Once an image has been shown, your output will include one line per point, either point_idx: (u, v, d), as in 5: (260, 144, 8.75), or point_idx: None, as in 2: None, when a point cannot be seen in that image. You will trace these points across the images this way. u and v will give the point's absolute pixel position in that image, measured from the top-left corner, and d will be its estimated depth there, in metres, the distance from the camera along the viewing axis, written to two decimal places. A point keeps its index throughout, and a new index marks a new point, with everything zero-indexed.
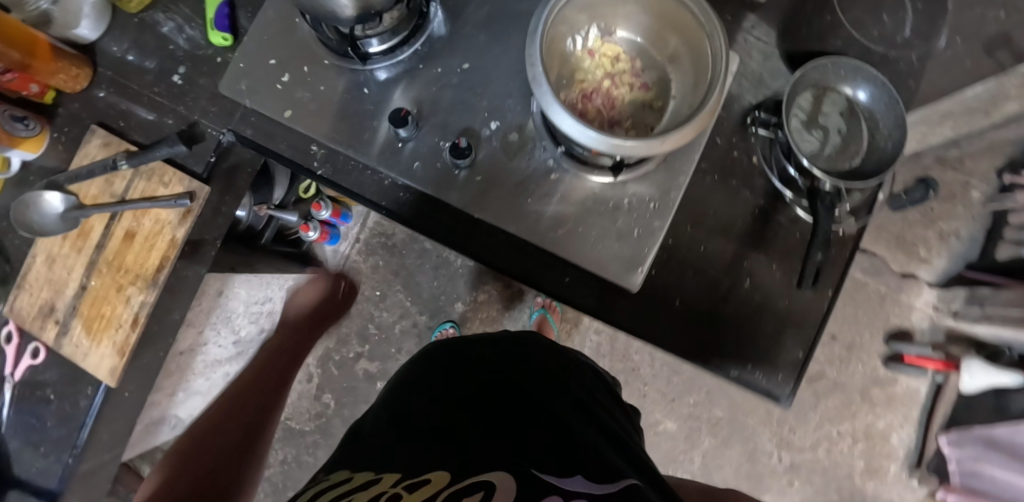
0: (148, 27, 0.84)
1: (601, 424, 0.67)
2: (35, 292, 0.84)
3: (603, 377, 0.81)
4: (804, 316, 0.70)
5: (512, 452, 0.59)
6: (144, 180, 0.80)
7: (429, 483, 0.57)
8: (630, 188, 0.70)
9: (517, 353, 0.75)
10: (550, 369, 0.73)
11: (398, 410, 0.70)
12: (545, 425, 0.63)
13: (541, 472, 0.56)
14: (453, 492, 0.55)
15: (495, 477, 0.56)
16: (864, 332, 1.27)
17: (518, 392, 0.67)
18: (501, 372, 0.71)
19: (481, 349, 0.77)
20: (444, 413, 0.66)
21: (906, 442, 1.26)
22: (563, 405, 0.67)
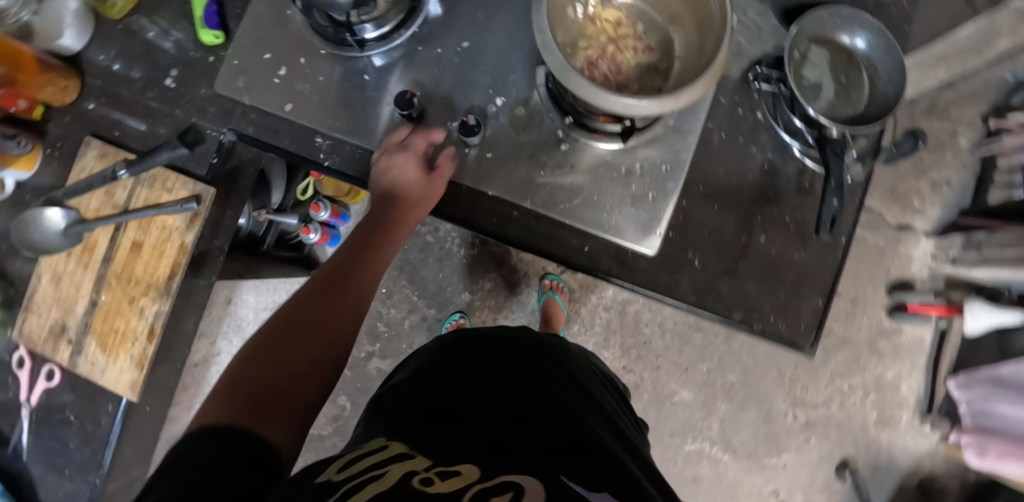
0: (134, 33, 0.82)
1: (634, 451, 0.58)
2: (43, 313, 0.82)
3: (623, 403, 0.73)
4: (821, 263, 0.71)
5: (543, 459, 0.49)
6: (146, 188, 0.79)
7: (458, 475, 0.45)
8: (641, 152, 0.71)
9: (547, 358, 0.67)
10: (579, 383, 0.65)
11: (412, 388, 0.59)
12: (579, 437, 0.54)
13: (572, 484, 0.47)
14: (484, 488, 0.44)
15: (522, 479, 0.45)
16: (867, 286, 1.27)
17: (551, 395, 0.59)
18: (534, 369, 0.62)
19: (511, 341, 0.67)
20: (469, 406, 0.56)
21: (916, 390, 1.26)
22: (595, 421, 0.58)
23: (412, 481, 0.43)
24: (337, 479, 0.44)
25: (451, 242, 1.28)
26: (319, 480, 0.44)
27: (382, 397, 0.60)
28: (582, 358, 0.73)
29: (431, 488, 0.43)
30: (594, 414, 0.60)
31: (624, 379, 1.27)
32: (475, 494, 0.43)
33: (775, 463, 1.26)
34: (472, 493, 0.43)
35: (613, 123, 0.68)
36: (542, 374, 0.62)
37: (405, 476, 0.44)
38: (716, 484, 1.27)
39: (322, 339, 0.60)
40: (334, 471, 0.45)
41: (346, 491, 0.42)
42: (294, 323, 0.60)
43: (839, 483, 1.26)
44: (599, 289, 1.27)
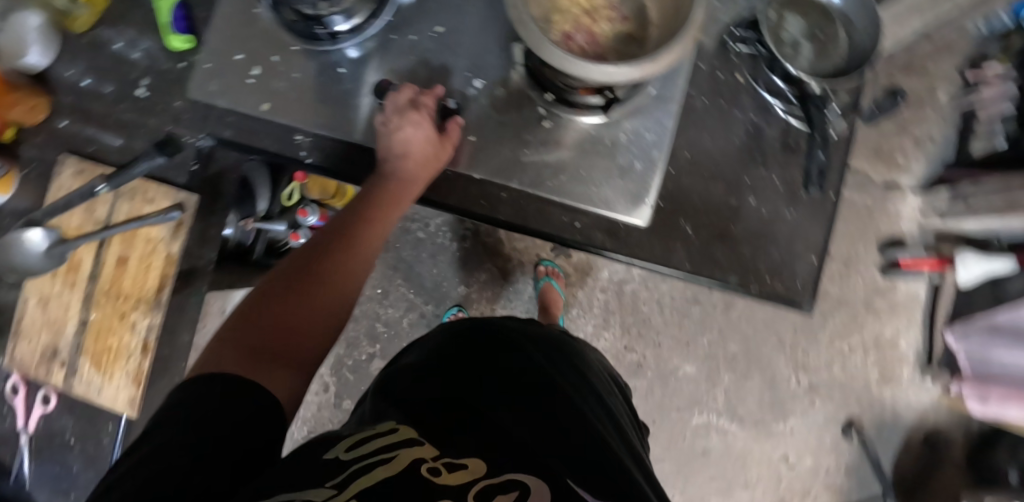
0: (100, 46, 0.81)
1: (637, 458, 0.56)
2: (33, 338, 0.81)
3: (624, 405, 0.71)
4: (812, 218, 0.73)
5: (550, 459, 0.48)
6: (127, 201, 0.78)
7: (465, 468, 0.43)
8: (625, 123, 0.70)
9: (557, 356, 0.65)
10: (586, 382, 0.63)
11: (421, 378, 0.57)
12: (586, 438, 0.52)
13: (576, 485, 0.45)
14: (490, 485, 0.41)
15: (528, 479, 0.43)
16: (858, 245, 1.26)
17: (559, 394, 0.57)
18: (543, 367, 0.61)
19: (524, 335, 0.66)
20: (477, 401, 0.54)
21: (915, 345, 1.26)
22: (601, 424, 0.56)
23: (420, 469, 0.41)
24: (346, 458, 0.42)
25: (443, 236, 1.27)
26: (327, 456, 0.42)
27: (388, 384, 0.58)
28: (586, 355, 0.71)
29: (439, 478, 0.41)
30: (600, 415, 0.58)
31: (627, 358, 1.27)
32: (482, 490, 0.41)
33: (782, 429, 1.26)
34: (479, 488, 0.41)
35: (594, 96, 0.66)
36: (550, 372, 0.61)
37: (414, 462, 0.41)
38: (726, 455, 1.27)
39: (333, 284, 0.58)
40: (342, 449, 0.43)
41: (351, 474, 0.40)
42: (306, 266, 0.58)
43: (846, 443, 1.26)
44: (594, 271, 1.26)
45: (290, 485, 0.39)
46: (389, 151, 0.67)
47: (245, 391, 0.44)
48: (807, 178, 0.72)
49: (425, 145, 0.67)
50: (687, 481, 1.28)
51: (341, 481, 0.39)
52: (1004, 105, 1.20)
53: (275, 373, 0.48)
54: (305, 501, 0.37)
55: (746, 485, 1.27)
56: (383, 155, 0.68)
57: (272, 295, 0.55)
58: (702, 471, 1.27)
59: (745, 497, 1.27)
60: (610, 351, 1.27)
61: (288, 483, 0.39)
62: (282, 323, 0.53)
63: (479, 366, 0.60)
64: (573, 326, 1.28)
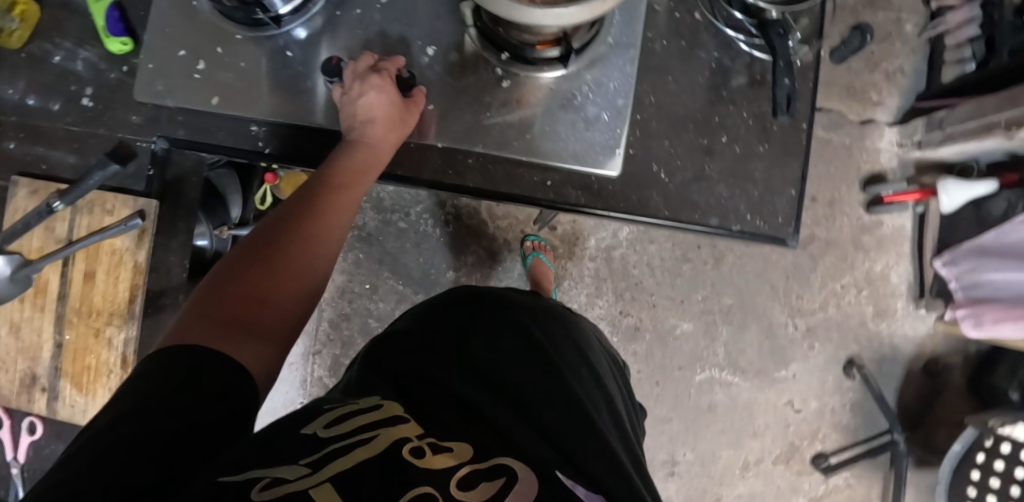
0: (40, 61, 0.78)
1: (629, 448, 0.52)
2: (9, 367, 0.78)
3: (620, 382, 0.66)
4: (789, 149, 0.72)
5: (538, 447, 0.44)
6: (86, 215, 0.76)
7: (449, 451, 0.40)
8: (587, 74, 0.69)
9: (554, 326, 0.61)
10: (583, 357, 0.59)
11: (411, 353, 0.54)
12: (577, 425, 0.48)
13: (563, 477, 0.41)
14: (475, 471, 0.39)
15: (516, 466, 0.40)
16: (841, 186, 1.27)
17: (554, 375, 0.53)
18: (539, 340, 0.57)
19: (523, 306, 0.62)
20: (468, 379, 0.50)
21: (906, 277, 1.26)
22: (595, 408, 0.52)
23: (402, 450, 0.38)
24: (325, 435, 0.40)
25: (425, 224, 1.25)
26: (305, 432, 0.40)
27: (375, 355, 0.55)
28: (583, 326, 0.67)
29: (421, 462, 0.38)
30: (595, 398, 0.54)
31: (623, 323, 1.25)
32: (465, 477, 0.38)
33: (785, 375, 1.26)
34: (463, 473, 0.38)
35: (553, 49, 0.66)
36: (546, 347, 0.57)
37: (396, 443, 0.39)
38: (733, 408, 1.26)
39: (303, 258, 0.58)
40: (321, 426, 0.41)
41: (326, 454, 0.37)
42: (277, 235, 0.58)
43: (850, 381, 1.25)
44: (581, 240, 1.25)
45: (263, 460, 0.37)
46: (354, 118, 0.65)
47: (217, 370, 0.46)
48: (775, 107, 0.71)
49: (390, 110, 0.65)
50: (698, 438, 1.26)
51: (316, 460, 0.37)
52: (969, 30, 1.15)
53: (245, 347, 0.50)
54: (274, 477, 0.35)
55: (755, 435, 1.26)
56: (349, 122, 0.66)
57: (241, 268, 0.55)
58: (711, 427, 1.26)
59: (756, 448, 1.26)
60: (606, 318, 1.25)
61: (259, 460, 0.37)
62: (253, 292, 0.54)
63: (474, 337, 0.56)
64: (566, 299, 1.26)
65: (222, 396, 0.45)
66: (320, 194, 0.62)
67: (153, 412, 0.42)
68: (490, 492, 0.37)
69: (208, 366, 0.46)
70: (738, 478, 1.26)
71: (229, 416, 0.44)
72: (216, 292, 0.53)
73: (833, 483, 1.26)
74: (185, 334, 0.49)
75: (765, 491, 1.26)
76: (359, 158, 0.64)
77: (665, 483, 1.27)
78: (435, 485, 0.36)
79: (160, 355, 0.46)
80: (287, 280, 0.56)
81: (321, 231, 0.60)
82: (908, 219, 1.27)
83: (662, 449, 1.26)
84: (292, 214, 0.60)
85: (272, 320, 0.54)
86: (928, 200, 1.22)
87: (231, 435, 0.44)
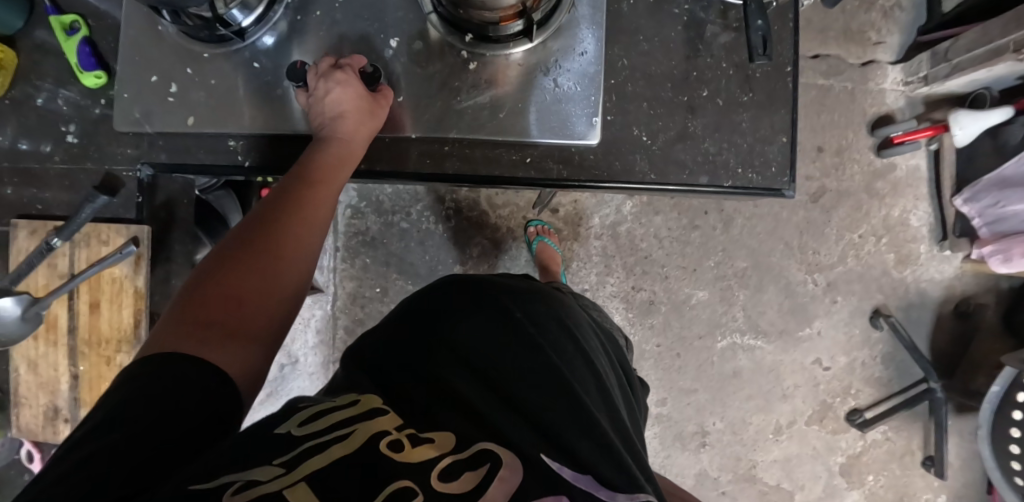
0: (22, 104, 0.78)
1: (620, 418, 0.51)
2: (32, 403, 0.80)
3: (611, 353, 0.64)
4: (774, 96, 0.71)
5: (520, 431, 0.44)
6: (84, 248, 0.77)
7: (430, 442, 0.40)
8: (552, 45, 0.69)
9: (538, 303, 0.59)
10: (569, 331, 0.57)
11: (393, 346, 0.53)
12: (561, 402, 0.47)
13: (548, 460, 0.42)
14: (458, 461, 0.39)
15: (501, 451, 0.41)
16: (848, 132, 1.22)
17: (536, 352, 0.52)
18: (522, 320, 0.55)
19: (506, 286, 0.60)
20: (448, 367, 0.50)
21: (926, 219, 1.21)
22: (581, 383, 0.51)
23: (379, 444, 0.38)
24: (299, 434, 0.40)
25: (427, 221, 1.25)
26: (278, 431, 0.40)
27: (359, 350, 0.55)
28: (571, 301, 0.65)
29: (400, 455, 0.38)
30: (582, 371, 0.53)
31: (638, 298, 1.23)
32: (447, 468, 0.38)
33: (809, 333, 1.22)
34: (445, 464, 0.38)
35: (517, 22, 0.65)
36: (527, 325, 0.55)
37: (374, 437, 0.39)
38: (758, 371, 1.23)
39: (282, 258, 0.59)
40: (295, 424, 0.41)
41: (300, 452, 0.37)
42: (256, 236, 0.59)
43: (878, 332, 1.21)
44: (584, 219, 1.23)
45: (234, 463, 0.37)
46: (324, 116, 0.65)
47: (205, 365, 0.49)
48: (753, 49, 0.69)
49: (358, 102, 0.65)
50: (727, 406, 1.24)
51: (290, 459, 0.37)
52: None
53: (227, 349, 0.51)
54: (250, 481, 0.35)
55: (784, 397, 1.23)
56: (319, 121, 0.66)
57: (220, 272, 0.56)
58: (738, 393, 1.24)
59: (787, 410, 1.23)
60: (619, 295, 1.24)
61: (230, 463, 0.37)
62: (232, 293, 0.55)
63: (453, 322, 0.55)
64: (577, 280, 1.25)
65: (205, 403, 0.47)
66: (297, 191, 0.63)
67: (135, 421, 0.43)
68: (474, 483, 0.37)
69: (190, 374, 0.47)
70: (772, 443, 1.24)
71: (212, 420, 0.47)
72: (198, 296, 0.54)
73: (872, 438, 1.22)
74: (168, 343, 0.50)
75: (801, 453, 1.24)
76: (332, 152, 0.65)
77: (697, 455, 1.25)
78: (415, 478, 0.36)
79: (141, 364, 0.48)
80: (268, 283, 0.58)
81: (300, 229, 0.62)
82: (922, 158, 1.21)
83: (690, 420, 1.25)
84: (268, 217, 0.61)
85: (255, 323, 0.55)
86: (940, 136, 1.16)
87: (210, 438, 0.46)
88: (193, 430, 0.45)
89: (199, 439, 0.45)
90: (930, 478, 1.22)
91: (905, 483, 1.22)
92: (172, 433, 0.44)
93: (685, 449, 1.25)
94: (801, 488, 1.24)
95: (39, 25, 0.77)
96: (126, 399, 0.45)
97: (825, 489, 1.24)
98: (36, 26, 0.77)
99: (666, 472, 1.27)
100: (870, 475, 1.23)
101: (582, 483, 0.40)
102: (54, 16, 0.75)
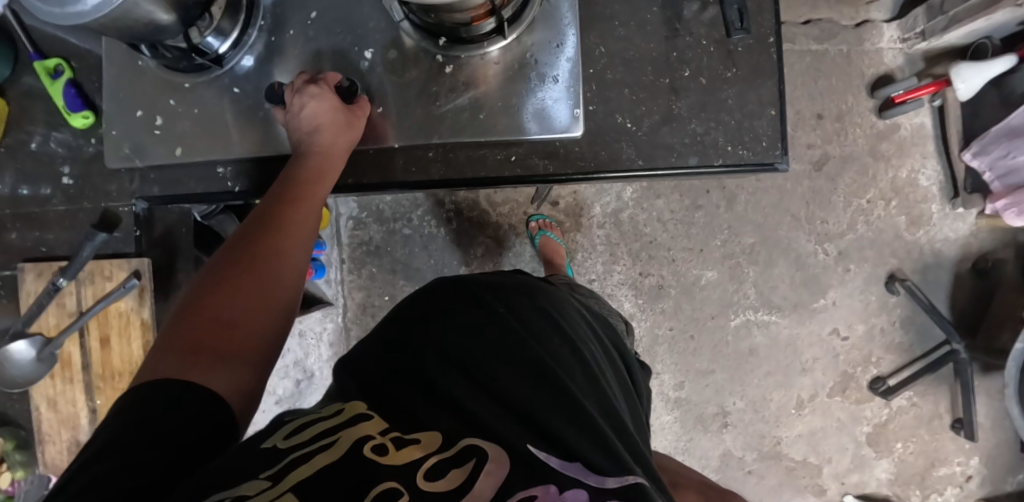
0: (18, 150, 0.80)
1: (607, 401, 0.54)
2: (55, 439, 0.81)
3: (599, 336, 0.67)
4: (758, 68, 0.69)
5: (508, 423, 0.47)
6: (89, 285, 0.78)
7: (416, 443, 0.44)
8: (527, 40, 0.68)
9: (521, 297, 0.62)
10: (553, 322, 0.60)
11: (381, 348, 0.56)
12: (547, 394, 0.50)
13: (536, 450, 0.45)
14: (442, 460, 0.43)
15: (487, 444, 0.44)
16: (848, 96, 1.18)
17: (521, 345, 0.54)
18: (505, 316, 0.58)
19: (489, 284, 0.63)
20: (435, 365, 0.52)
21: (935, 177, 1.18)
22: (567, 371, 0.54)
23: (362, 449, 0.42)
24: (284, 447, 0.43)
25: (428, 225, 1.25)
26: (265, 446, 0.44)
27: (352, 353, 0.57)
28: (556, 292, 0.68)
29: (385, 458, 0.42)
30: (568, 360, 0.56)
31: (646, 284, 1.22)
32: (433, 467, 0.42)
33: (824, 304, 1.20)
34: (430, 464, 0.42)
35: (488, 21, 0.65)
36: (511, 319, 0.58)
37: (358, 443, 0.43)
38: (775, 347, 1.22)
39: (269, 273, 0.62)
40: (281, 437, 0.45)
41: (286, 465, 0.41)
42: (241, 256, 0.62)
43: (895, 297, 1.19)
44: (585, 210, 1.23)
45: (230, 479, 0.41)
46: (301, 131, 0.67)
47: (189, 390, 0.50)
48: (730, 25, 0.69)
49: (335, 115, 0.66)
50: (745, 384, 1.23)
51: (277, 471, 0.41)
52: None
53: (216, 372, 0.53)
54: (236, 495, 0.38)
55: (804, 370, 1.22)
56: (297, 135, 0.68)
57: (208, 294, 0.59)
58: (756, 371, 1.23)
59: (808, 383, 1.22)
60: (627, 282, 1.23)
61: (227, 478, 0.41)
62: (222, 313, 0.58)
63: (438, 321, 0.57)
64: (583, 271, 1.24)
65: (197, 422, 0.49)
66: (279, 209, 0.65)
67: (130, 446, 0.45)
68: (459, 481, 0.41)
69: (184, 395, 0.50)
70: (796, 417, 1.23)
71: (212, 434, 0.49)
72: (188, 321, 0.57)
73: (897, 405, 1.21)
74: (162, 369, 0.52)
75: (826, 425, 1.22)
76: (310, 167, 0.67)
77: (720, 436, 1.24)
78: (401, 479, 0.40)
79: (138, 390, 0.50)
80: (256, 301, 0.60)
81: (283, 244, 0.64)
82: (926, 115, 1.18)
83: (710, 402, 1.24)
84: (253, 237, 0.64)
85: (246, 340, 0.57)
86: (943, 91, 1.13)
87: (203, 456, 0.48)
88: (186, 448, 0.47)
89: (192, 457, 0.47)
90: (960, 441, 1.20)
91: (936, 448, 1.20)
92: (170, 452, 0.46)
93: (707, 431, 1.25)
94: (829, 460, 1.23)
95: (26, 71, 0.78)
96: (121, 425, 0.46)
97: (853, 460, 1.22)
98: (23, 72, 0.79)
99: (690, 455, 1.26)
100: (898, 443, 1.21)
101: (570, 471, 0.44)
102: (38, 61, 0.76)
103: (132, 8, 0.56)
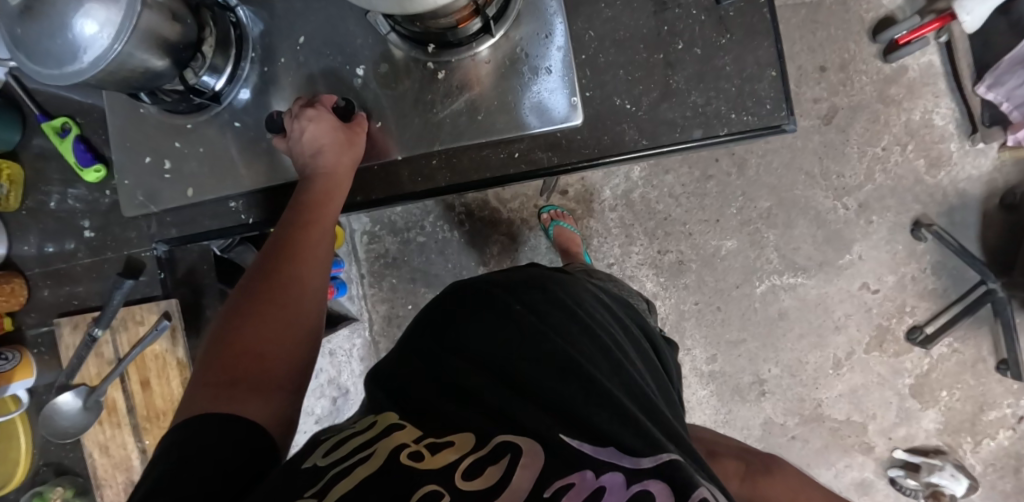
0: (39, 211, 0.82)
1: (633, 383, 0.54)
2: (111, 482, 0.84)
3: (618, 319, 0.67)
4: (751, 29, 0.68)
5: (537, 415, 0.47)
6: (123, 331, 0.81)
7: (451, 446, 0.45)
8: (515, 35, 0.68)
9: (538, 293, 0.62)
10: (572, 313, 0.60)
11: (406, 359, 0.57)
12: (573, 384, 0.50)
13: (569, 438, 0.45)
14: (479, 459, 0.43)
15: (520, 440, 0.45)
16: (849, 44, 1.15)
17: (541, 340, 0.55)
18: (523, 313, 0.58)
19: (505, 285, 0.63)
20: (461, 369, 0.53)
21: (951, 115, 1.14)
22: (591, 359, 0.54)
23: (399, 457, 0.43)
24: (323, 464, 0.44)
25: (442, 230, 1.26)
26: (306, 466, 0.45)
27: (381, 366, 0.58)
28: (573, 283, 0.67)
29: (422, 463, 0.43)
30: (590, 348, 0.55)
31: (666, 261, 1.22)
32: (468, 467, 0.42)
33: (849, 260, 1.18)
34: (466, 464, 0.43)
35: (474, 22, 0.65)
36: (528, 315, 0.58)
37: (394, 452, 0.44)
38: (804, 308, 1.21)
39: (291, 300, 0.63)
40: (320, 455, 0.46)
41: (329, 480, 0.42)
42: (262, 287, 0.63)
43: (922, 244, 1.16)
44: (595, 195, 1.23)
45: None
46: (306, 154, 0.68)
47: (225, 424, 0.51)
48: None
49: (336, 135, 0.67)
50: (779, 350, 1.22)
51: (319, 489, 0.42)
52: None
53: (251, 402, 0.54)
54: None
55: (837, 328, 1.20)
56: (301, 159, 0.69)
57: (235, 328, 0.60)
58: (789, 334, 1.22)
59: (842, 341, 1.20)
60: (646, 262, 1.23)
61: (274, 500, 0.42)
62: (250, 344, 0.59)
63: (461, 327, 0.58)
64: (600, 256, 1.25)
65: (236, 453, 0.50)
66: (291, 236, 0.67)
67: (177, 485, 0.46)
68: (496, 477, 0.42)
69: (223, 428, 0.51)
70: (834, 377, 1.22)
71: (254, 463, 0.50)
72: (222, 356, 0.58)
73: (937, 353, 1.18)
74: (201, 405, 0.54)
75: (867, 382, 1.21)
76: (318, 189, 0.68)
77: (759, 404, 1.24)
78: (440, 481, 0.41)
79: (179, 429, 0.51)
80: (283, 329, 0.61)
81: (301, 271, 0.65)
82: (934, 53, 1.14)
83: (745, 372, 1.24)
84: (272, 267, 0.65)
85: (278, 369, 0.59)
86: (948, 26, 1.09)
87: (248, 485, 0.49)
88: (228, 479, 0.48)
89: (235, 489, 0.48)
90: (1007, 383, 1.17)
91: (983, 392, 1.18)
92: (216, 484, 0.47)
93: (746, 401, 1.25)
94: (873, 417, 1.22)
95: (37, 133, 0.81)
96: (168, 464, 0.48)
97: (899, 414, 1.21)
98: (34, 134, 0.81)
99: (731, 427, 1.27)
100: (943, 391, 1.19)
101: (603, 455, 0.44)
102: (45, 122, 0.78)
103: (127, 58, 0.58)
